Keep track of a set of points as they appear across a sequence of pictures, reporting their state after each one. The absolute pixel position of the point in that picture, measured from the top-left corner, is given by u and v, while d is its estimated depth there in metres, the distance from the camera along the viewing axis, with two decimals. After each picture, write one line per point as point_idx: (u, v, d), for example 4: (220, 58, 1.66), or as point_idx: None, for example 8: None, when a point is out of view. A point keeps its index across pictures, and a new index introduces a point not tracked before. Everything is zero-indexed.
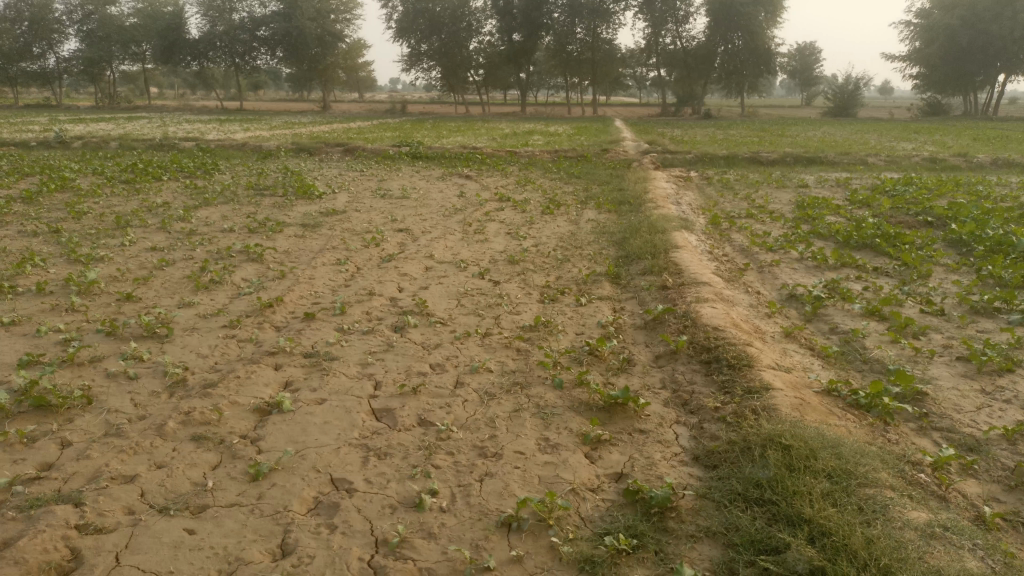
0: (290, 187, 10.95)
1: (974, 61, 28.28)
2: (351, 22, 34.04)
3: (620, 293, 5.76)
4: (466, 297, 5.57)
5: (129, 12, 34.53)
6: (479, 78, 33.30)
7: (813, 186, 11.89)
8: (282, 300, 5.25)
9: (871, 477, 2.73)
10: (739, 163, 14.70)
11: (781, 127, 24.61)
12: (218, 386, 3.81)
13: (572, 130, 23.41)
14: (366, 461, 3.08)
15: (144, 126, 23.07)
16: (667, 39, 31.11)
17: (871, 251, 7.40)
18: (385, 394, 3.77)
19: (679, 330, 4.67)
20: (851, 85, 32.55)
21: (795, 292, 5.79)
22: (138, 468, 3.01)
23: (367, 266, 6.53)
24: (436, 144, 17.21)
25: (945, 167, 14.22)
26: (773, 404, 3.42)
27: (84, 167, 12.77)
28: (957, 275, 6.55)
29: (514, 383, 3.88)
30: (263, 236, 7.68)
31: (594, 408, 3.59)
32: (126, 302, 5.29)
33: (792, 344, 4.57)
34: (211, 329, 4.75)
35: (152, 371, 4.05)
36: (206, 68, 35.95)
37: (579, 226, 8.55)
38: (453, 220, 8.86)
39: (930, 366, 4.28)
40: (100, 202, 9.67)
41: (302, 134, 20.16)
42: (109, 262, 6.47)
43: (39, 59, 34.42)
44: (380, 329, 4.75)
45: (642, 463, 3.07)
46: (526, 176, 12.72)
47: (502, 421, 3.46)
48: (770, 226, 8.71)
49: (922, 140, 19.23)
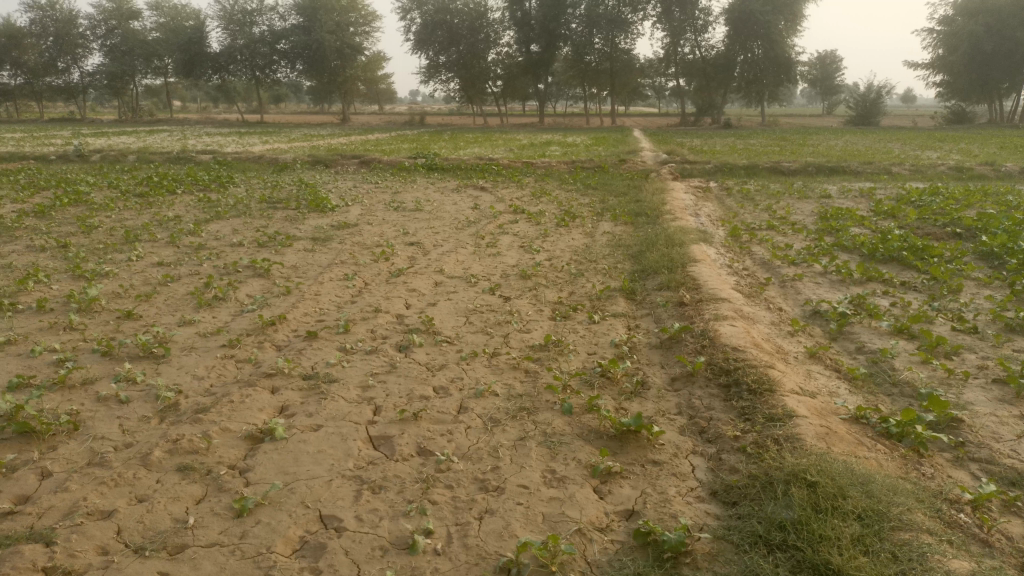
0: (303, 200, 10.84)
1: (999, 68, 27.81)
2: (369, 35, 34.28)
3: (635, 310, 5.54)
4: (475, 314, 5.38)
5: (151, 27, 34.86)
6: (497, 89, 33.26)
7: (836, 197, 11.59)
8: (285, 318, 5.09)
9: (905, 520, 2.49)
10: (760, 173, 14.44)
11: (802, 137, 24.30)
12: (210, 412, 3.63)
13: (588, 140, 23.16)
14: (359, 496, 2.89)
15: (164, 139, 23.19)
16: (686, 48, 30.90)
17: (898, 264, 7.12)
18: (384, 420, 3.58)
19: (696, 351, 4.44)
20: (873, 94, 32.11)
21: (819, 308, 5.53)
22: (117, 503, 2.85)
23: (375, 282, 6.36)
24: (452, 155, 17.12)
25: (971, 176, 13.85)
26: (796, 434, 3.18)
27: (100, 180, 12.75)
28: (990, 290, 6.25)
29: (520, 408, 3.68)
30: (272, 251, 7.55)
31: (605, 437, 3.37)
32: (126, 319, 5.15)
33: (816, 365, 4.33)
34: (210, 348, 4.59)
35: (144, 395, 3.90)
36: (226, 82, 36.20)
37: (595, 239, 8.34)
38: (466, 233, 8.68)
39: (964, 390, 4.02)
40: (112, 216, 9.60)
41: (319, 147, 20.14)
42: (114, 278, 6.36)
43: (64, 74, 34.88)
44: (383, 348, 4.56)
45: (655, 499, 2.85)
46: (542, 188, 12.54)
47: (506, 451, 3.25)
48: (792, 238, 8.45)
49: (948, 149, 18.82)
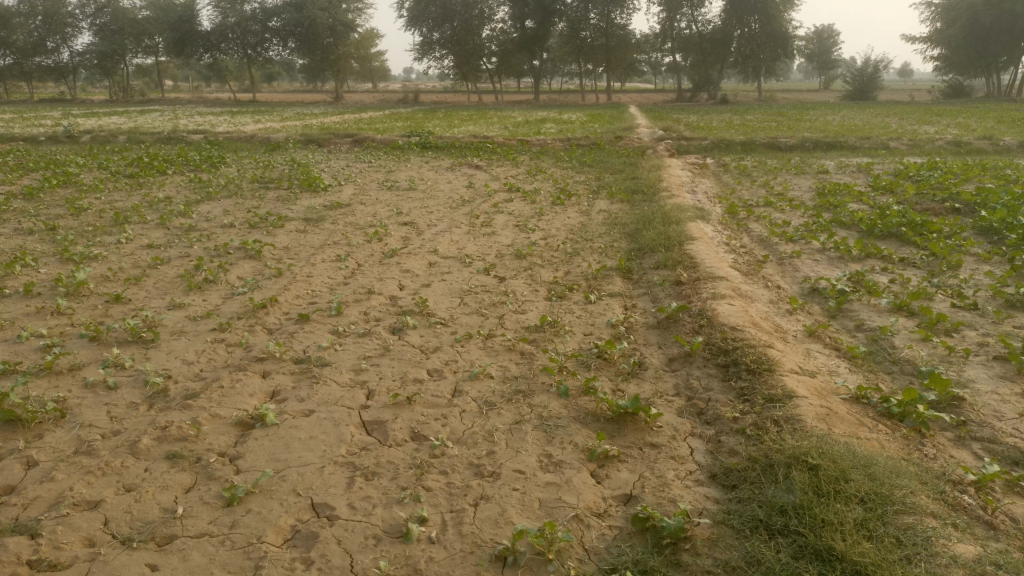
0: (295, 179, 10.72)
1: (997, 42, 27.60)
2: (362, 11, 33.85)
3: (632, 289, 5.47)
4: (470, 295, 5.31)
5: (141, 5, 34.41)
6: (492, 66, 32.90)
7: (834, 172, 11.50)
8: (276, 301, 5.00)
9: (910, 502, 2.44)
10: (757, 149, 14.33)
11: (799, 112, 24.13)
12: (199, 398, 3.56)
13: (584, 117, 22.97)
14: (352, 483, 2.83)
15: (155, 119, 22.94)
16: (682, 23, 30.59)
17: (897, 240, 7.05)
18: (377, 404, 3.51)
19: (694, 330, 4.37)
20: (870, 68, 31.88)
21: (817, 285, 5.47)
22: (104, 492, 2.79)
23: (368, 263, 6.27)
24: (446, 133, 16.96)
25: (969, 150, 13.76)
26: (797, 415, 3.12)
27: (90, 161, 12.61)
28: (990, 266, 6.19)
29: (516, 392, 3.61)
30: (264, 232, 7.45)
31: (602, 419, 3.31)
32: (114, 303, 5.07)
33: (815, 344, 4.26)
34: (200, 332, 4.51)
35: (133, 380, 3.83)
36: (217, 61, 35.78)
37: (590, 217, 8.26)
38: (461, 212, 8.59)
39: (965, 368, 3.96)
40: (102, 197, 9.49)
41: (312, 125, 19.94)
42: (103, 261, 6.27)
43: (54, 54, 34.46)
44: (377, 331, 4.49)
45: (654, 483, 2.80)
46: (537, 166, 12.43)
47: (502, 435, 3.19)
48: (789, 215, 8.37)
49: (945, 123, 18.70)
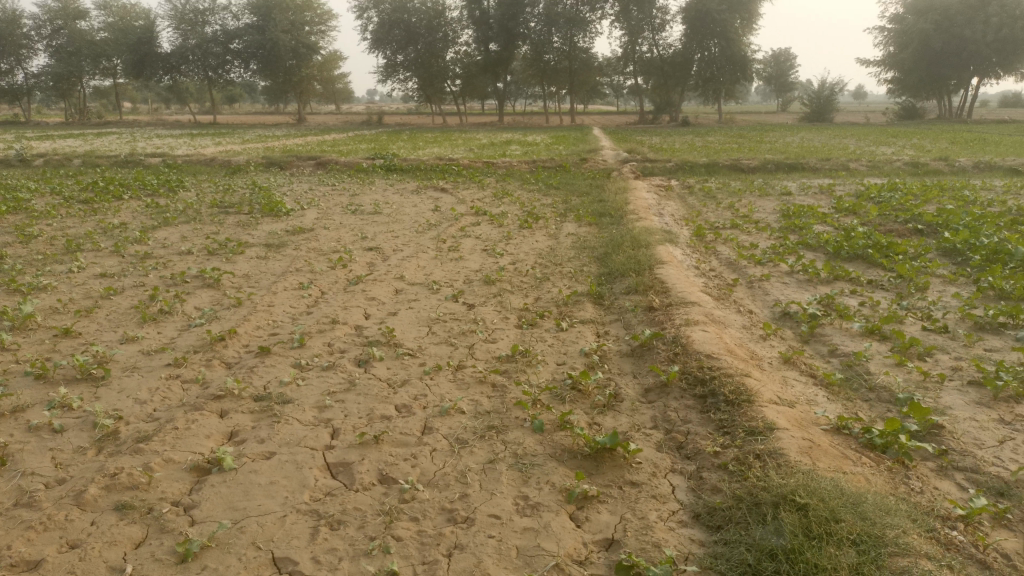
0: (257, 204, 10.48)
1: (947, 65, 28.40)
2: (325, 34, 33.59)
3: (604, 315, 5.37)
4: (438, 323, 5.16)
5: (99, 27, 33.78)
6: (456, 88, 32.93)
7: (797, 194, 11.62)
8: (235, 333, 4.80)
9: (902, 544, 2.35)
10: (721, 171, 14.45)
11: (759, 134, 24.52)
12: (152, 440, 3.35)
13: (549, 139, 23.02)
14: (316, 534, 2.65)
15: (113, 142, 22.42)
16: (643, 47, 30.96)
17: (864, 262, 7.07)
18: (342, 444, 3.34)
19: (669, 359, 4.28)
20: (826, 90, 32.58)
21: (788, 309, 5.43)
22: (45, 551, 2.58)
23: (332, 291, 6.08)
24: (411, 155, 16.82)
25: (927, 171, 14.03)
26: (779, 448, 3.03)
27: (43, 186, 12.20)
28: (956, 287, 6.22)
29: (488, 427, 3.47)
30: (223, 259, 7.21)
31: (579, 456, 3.18)
32: (63, 337, 4.81)
33: (791, 372, 4.19)
34: (154, 368, 4.29)
35: (81, 422, 3.59)
36: (178, 83, 35.23)
37: (559, 241, 8.18)
38: (427, 236, 8.44)
39: (942, 394, 3.92)
40: (54, 224, 9.14)
41: (275, 148, 19.67)
42: (53, 292, 5.98)
43: (7, 76, 33.66)
44: (341, 363, 4.31)
45: (636, 525, 2.68)
46: (504, 188, 12.35)
47: (475, 475, 3.05)
48: (757, 237, 8.39)
49: (901, 144, 19.09)
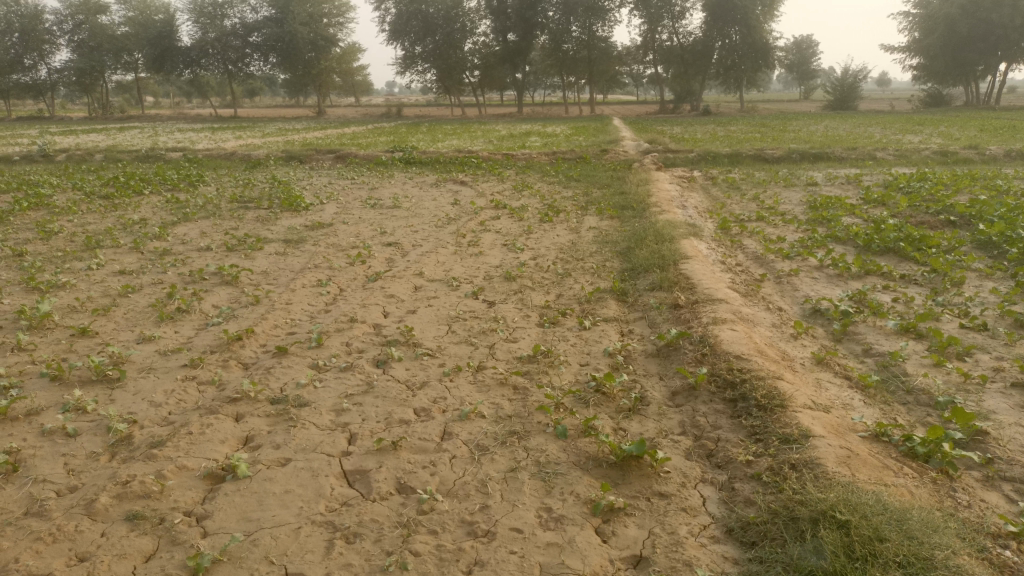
0: (276, 198, 10.42)
1: (974, 50, 27.75)
2: (343, 25, 33.53)
3: (627, 313, 5.22)
4: (457, 322, 5.04)
5: (120, 21, 33.98)
6: (475, 79, 32.83)
7: (823, 184, 11.36)
8: (252, 332, 4.71)
9: (954, 566, 2.22)
10: (743, 161, 14.19)
11: (782, 122, 24.09)
12: (166, 445, 3.28)
13: (569, 130, 22.82)
14: (331, 547, 2.56)
15: (135, 136, 22.52)
16: (663, 35, 30.57)
17: (895, 256, 6.84)
18: (360, 450, 3.24)
19: (696, 360, 4.14)
20: (850, 78, 31.97)
21: (819, 306, 5.24)
22: (54, 564, 2.50)
23: (350, 288, 5.99)
24: (430, 148, 16.69)
25: (956, 160, 13.66)
26: (816, 458, 2.90)
27: (65, 181, 12.24)
28: (993, 282, 6.00)
29: (511, 433, 3.35)
30: (241, 255, 7.15)
31: (604, 464, 3.06)
32: (80, 336, 4.76)
33: (824, 374, 4.03)
34: (169, 369, 4.21)
35: (95, 426, 3.53)
36: (198, 76, 35.33)
37: (580, 235, 8.03)
38: (446, 231, 8.33)
39: (984, 397, 3.73)
40: (74, 220, 9.15)
41: (294, 141, 19.65)
42: (71, 290, 5.95)
43: (31, 71, 34.02)
44: (359, 364, 4.21)
45: (665, 541, 2.55)
46: (523, 181, 12.19)
47: (496, 485, 2.93)
48: (783, 230, 8.18)
49: (929, 132, 18.64)
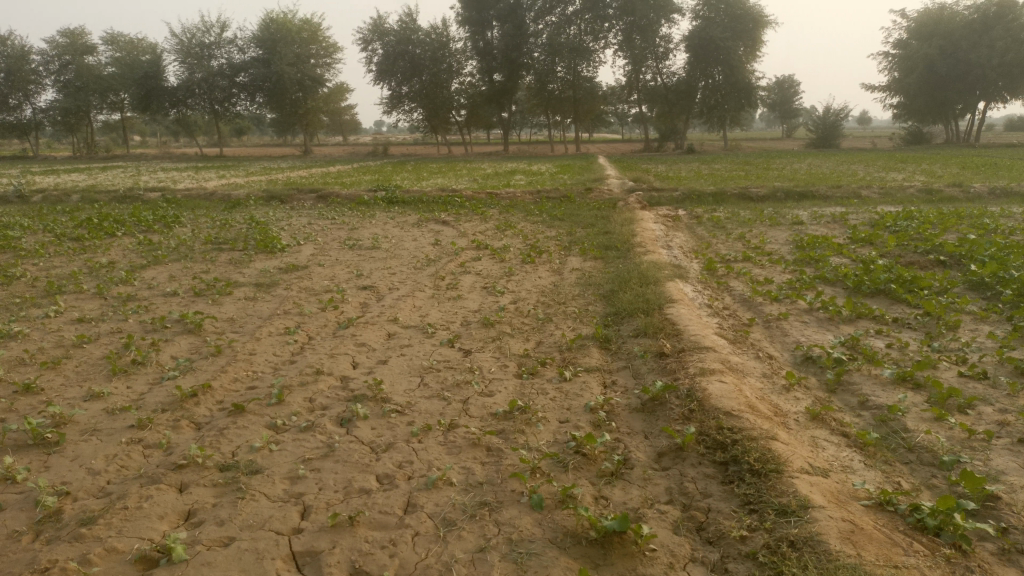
0: (251, 240, 10.14)
1: (953, 89, 28.16)
2: (332, 66, 33.67)
3: (610, 362, 4.95)
4: (430, 373, 4.74)
5: (106, 62, 33.95)
6: (461, 118, 32.96)
7: (809, 223, 11.19)
8: (209, 387, 4.40)
9: None
10: (728, 200, 14.02)
11: (766, 160, 24.13)
12: (98, 523, 2.95)
13: (555, 168, 22.73)
14: None
15: (117, 176, 22.20)
16: (647, 75, 30.80)
17: (887, 298, 6.62)
18: (313, 526, 2.93)
19: (682, 417, 3.85)
20: (831, 116, 32.26)
21: (811, 353, 5.00)
22: None
23: (319, 336, 5.69)
24: (414, 186, 16.47)
25: (942, 199, 13.58)
26: (817, 535, 2.63)
27: (35, 223, 11.87)
28: (988, 325, 5.78)
29: (481, 504, 3.05)
30: (208, 301, 6.85)
31: (583, 542, 2.76)
32: (23, 394, 4.42)
33: (820, 431, 3.75)
34: (115, 431, 3.87)
35: (22, 499, 3.19)
36: (185, 116, 35.17)
37: (562, 277, 7.78)
38: (424, 273, 8.07)
39: (992, 455, 3.46)
40: (40, 263, 8.85)
41: (278, 181, 19.35)
42: (23, 340, 5.62)
43: (15, 111, 33.86)
44: (321, 424, 3.91)
45: None
46: (507, 220, 11.96)
47: (461, 569, 2.63)
48: (770, 271, 7.96)
49: (911, 170, 18.63)
